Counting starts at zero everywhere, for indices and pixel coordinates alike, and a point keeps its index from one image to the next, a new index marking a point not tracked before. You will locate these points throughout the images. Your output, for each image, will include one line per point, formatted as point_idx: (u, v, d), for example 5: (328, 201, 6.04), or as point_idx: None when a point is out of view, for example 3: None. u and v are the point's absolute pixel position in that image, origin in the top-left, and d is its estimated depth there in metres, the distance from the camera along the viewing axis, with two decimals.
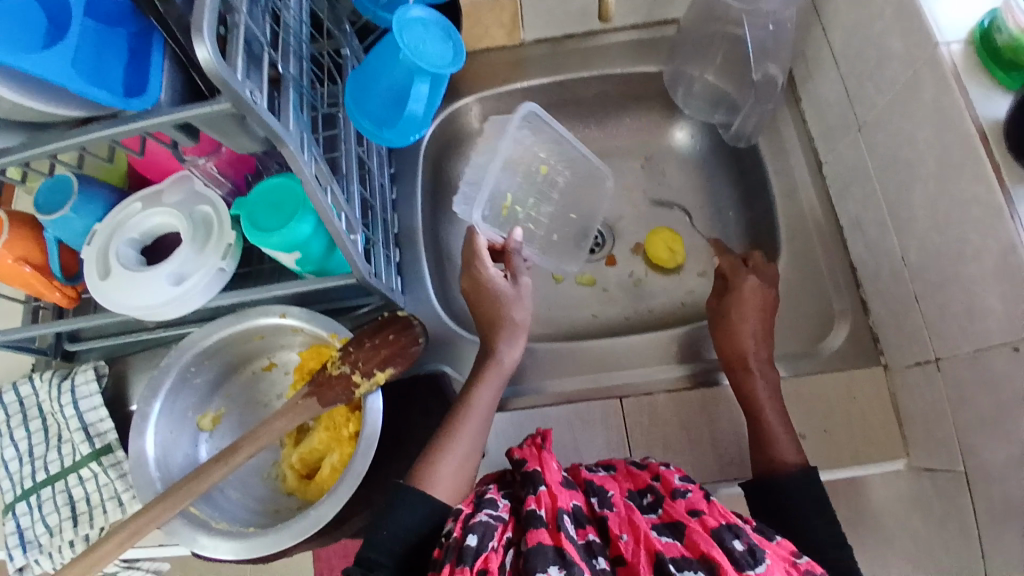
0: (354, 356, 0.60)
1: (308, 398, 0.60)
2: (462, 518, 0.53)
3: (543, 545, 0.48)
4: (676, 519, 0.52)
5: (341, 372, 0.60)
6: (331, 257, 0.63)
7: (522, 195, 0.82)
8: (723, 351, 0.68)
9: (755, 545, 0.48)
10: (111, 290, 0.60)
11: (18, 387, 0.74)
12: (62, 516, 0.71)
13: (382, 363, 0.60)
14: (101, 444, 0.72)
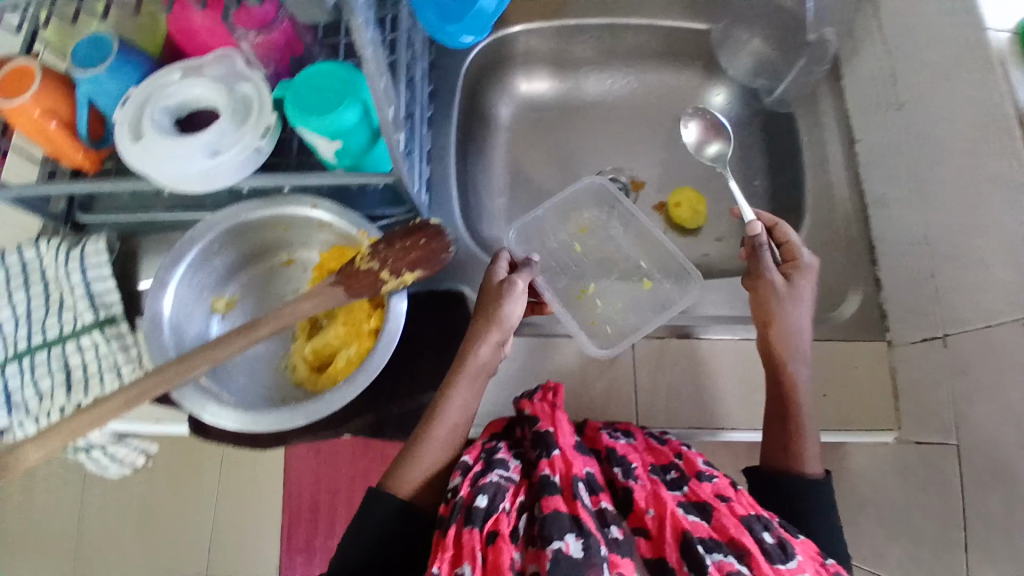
0: (385, 253, 0.59)
1: (335, 288, 0.58)
2: (473, 474, 0.54)
3: (559, 512, 0.49)
4: (703, 500, 0.54)
5: (368, 267, 0.59)
6: (369, 154, 0.62)
7: (610, 292, 0.75)
8: (767, 341, 0.66)
9: (784, 539, 0.51)
10: (142, 157, 0.59)
11: (22, 250, 0.73)
12: (56, 382, 0.69)
13: (411, 264, 0.59)
14: (105, 315, 0.70)
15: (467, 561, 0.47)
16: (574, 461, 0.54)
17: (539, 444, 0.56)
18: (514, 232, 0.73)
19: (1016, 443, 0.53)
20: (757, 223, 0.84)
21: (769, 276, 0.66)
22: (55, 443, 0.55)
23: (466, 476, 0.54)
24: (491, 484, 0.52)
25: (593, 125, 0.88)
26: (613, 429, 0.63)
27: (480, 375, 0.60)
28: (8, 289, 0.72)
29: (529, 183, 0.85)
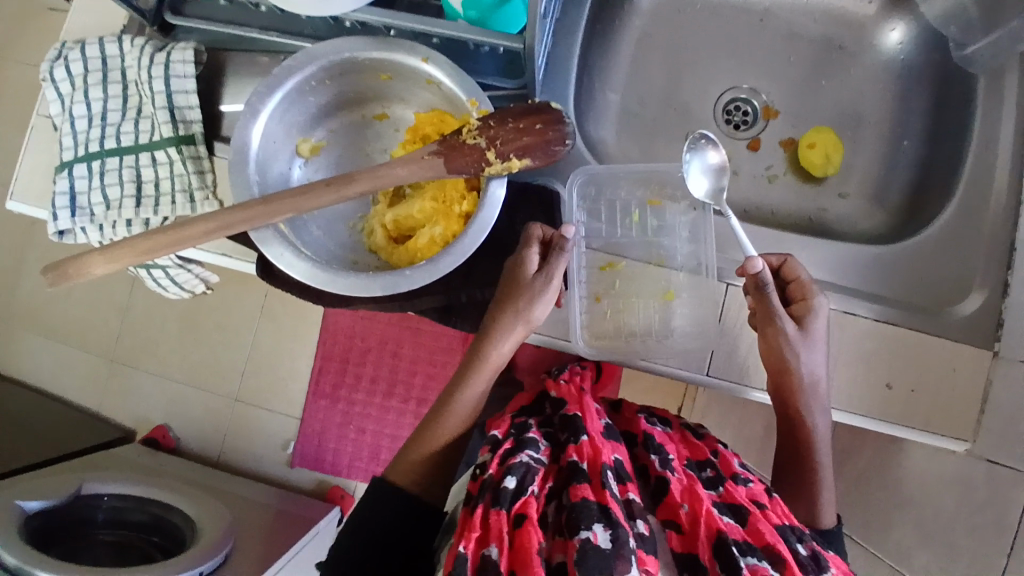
0: (494, 132, 0.54)
1: (434, 157, 0.54)
2: (503, 453, 0.52)
3: (587, 501, 0.46)
4: (738, 502, 0.50)
5: (473, 142, 0.54)
6: (499, 10, 0.55)
7: (636, 279, 0.64)
8: (775, 379, 0.61)
9: (820, 553, 0.48)
10: None
11: (103, 44, 0.66)
12: (125, 192, 0.65)
13: (518, 150, 0.55)
14: (185, 133, 0.65)
15: (494, 542, 0.44)
16: (603, 449, 0.51)
17: (568, 428, 0.54)
18: (577, 179, 0.65)
19: None
20: (891, 189, 0.75)
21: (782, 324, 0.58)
22: (126, 258, 0.52)
23: (494, 454, 0.52)
24: (520, 465, 0.49)
25: (739, 36, 0.78)
26: (649, 414, 0.65)
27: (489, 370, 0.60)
28: (83, 84, 0.66)
29: (649, 89, 0.77)
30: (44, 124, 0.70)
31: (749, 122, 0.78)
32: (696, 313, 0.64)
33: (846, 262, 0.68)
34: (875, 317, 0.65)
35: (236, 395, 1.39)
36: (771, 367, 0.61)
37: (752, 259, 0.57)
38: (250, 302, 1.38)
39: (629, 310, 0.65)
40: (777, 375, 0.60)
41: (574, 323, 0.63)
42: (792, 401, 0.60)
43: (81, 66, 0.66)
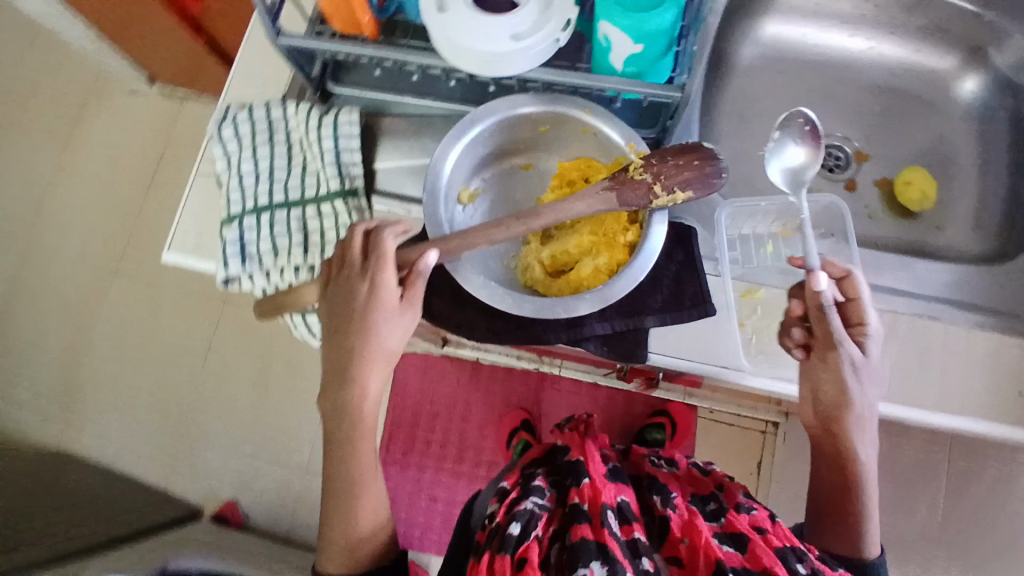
0: (659, 167, 0.59)
1: (608, 193, 0.59)
2: (512, 502, 0.61)
3: (585, 540, 0.54)
4: (738, 531, 0.59)
5: (641, 177, 0.59)
6: (656, 64, 0.61)
7: (778, 303, 0.68)
8: (824, 410, 0.63)
9: (819, 569, 0.54)
10: (442, 32, 0.59)
11: (270, 107, 0.74)
12: (294, 241, 0.72)
13: (681, 184, 0.59)
14: (349, 186, 0.71)
15: None
16: (598, 488, 0.60)
17: (572, 473, 0.64)
18: (726, 211, 0.71)
19: None
20: (988, 218, 0.80)
21: (840, 348, 0.60)
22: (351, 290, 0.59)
23: (505, 505, 0.61)
24: (525, 512, 0.58)
25: (828, 88, 0.86)
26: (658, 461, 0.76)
27: (378, 361, 0.62)
28: (252, 144, 0.74)
29: (753, 137, 0.83)
30: (204, 181, 0.76)
31: (842, 165, 0.83)
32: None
33: (965, 282, 0.72)
34: (1004, 331, 0.67)
35: (308, 463, 1.37)
36: (826, 398, 0.63)
37: (816, 273, 0.59)
38: None
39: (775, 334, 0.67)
40: (829, 409, 0.63)
41: (730, 346, 0.66)
42: (838, 427, 0.63)
43: (248, 126, 0.74)
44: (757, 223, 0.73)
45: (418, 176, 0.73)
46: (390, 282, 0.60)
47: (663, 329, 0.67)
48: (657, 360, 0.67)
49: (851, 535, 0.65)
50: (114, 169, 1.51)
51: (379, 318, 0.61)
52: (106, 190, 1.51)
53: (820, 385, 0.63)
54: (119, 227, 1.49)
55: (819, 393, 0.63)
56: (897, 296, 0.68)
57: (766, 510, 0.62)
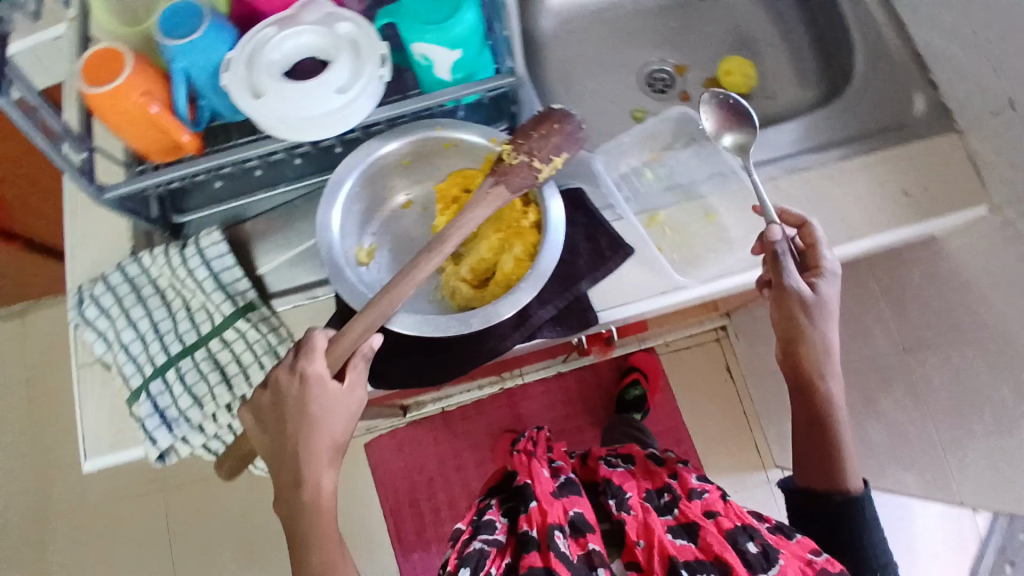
0: (528, 145, 0.61)
1: (498, 187, 0.60)
2: (466, 545, 0.72)
3: (534, 567, 0.66)
4: (690, 522, 0.72)
5: (518, 161, 0.60)
6: (480, 61, 0.63)
7: (680, 216, 0.72)
8: (789, 350, 0.69)
9: (766, 549, 0.66)
10: (267, 115, 0.57)
11: (125, 267, 0.70)
12: (213, 382, 0.67)
13: (554, 151, 0.62)
14: (243, 302, 0.68)
15: None
16: (546, 509, 0.72)
17: (522, 499, 0.76)
18: (600, 159, 0.74)
19: None
20: (806, 70, 0.90)
21: (794, 289, 0.65)
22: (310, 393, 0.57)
23: (459, 548, 0.72)
24: (474, 553, 0.69)
25: (631, 24, 0.93)
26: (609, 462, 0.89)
27: (331, 456, 0.60)
28: (124, 310, 0.69)
29: (588, 91, 0.88)
30: (88, 371, 0.70)
31: (670, 84, 0.90)
32: (738, 208, 0.72)
33: (821, 125, 0.78)
34: (864, 150, 0.75)
35: None
36: (783, 333, 0.68)
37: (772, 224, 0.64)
38: None
39: (688, 245, 0.72)
40: (790, 343, 0.68)
41: (661, 270, 0.69)
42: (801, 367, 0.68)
43: (110, 296, 0.69)
44: (630, 158, 0.77)
45: (307, 261, 0.71)
46: (327, 374, 0.58)
47: (598, 286, 0.70)
48: (608, 316, 0.69)
49: (834, 478, 0.71)
50: None
51: (325, 414, 0.59)
52: None
53: (788, 338, 0.67)
54: (18, 471, 1.34)
55: (782, 332, 0.68)
56: (769, 166, 0.75)
57: (715, 491, 0.76)
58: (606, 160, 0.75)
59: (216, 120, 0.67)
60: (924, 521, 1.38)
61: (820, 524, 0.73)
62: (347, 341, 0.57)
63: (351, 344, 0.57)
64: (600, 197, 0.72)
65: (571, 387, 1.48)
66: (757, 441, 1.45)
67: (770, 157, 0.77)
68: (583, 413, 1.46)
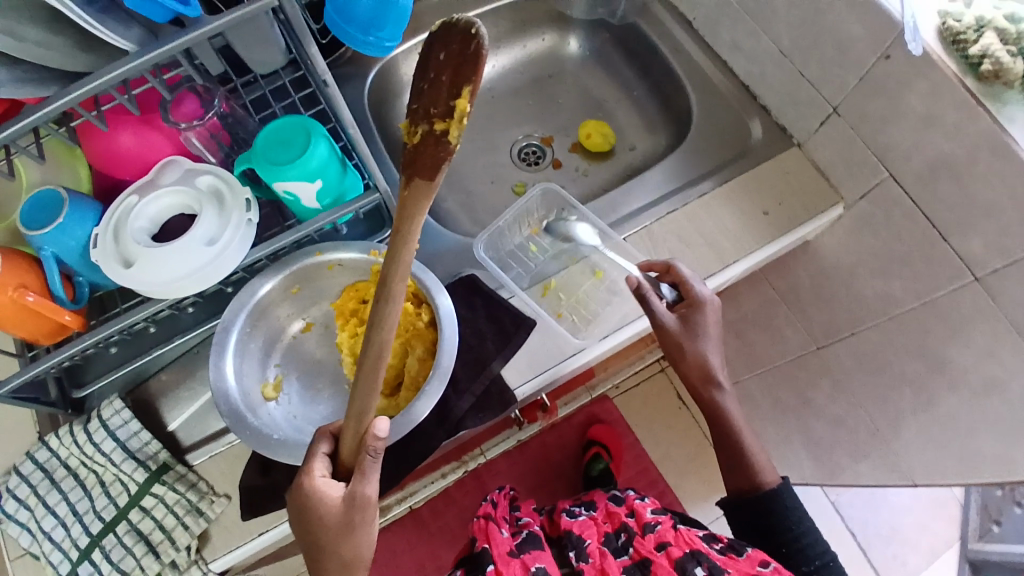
0: (420, 107, 0.43)
1: (411, 183, 0.44)
2: None
3: None
4: (645, 556, 0.76)
5: (422, 134, 0.43)
6: (344, 180, 0.66)
7: (568, 282, 0.77)
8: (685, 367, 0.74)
9: (711, 569, 0.71)
10: (143, 281, 0.58)
11: (34, 454, 0.67)
12: (139, 554, 0.65)
13: (456, 92, 0.42)
14: (157, 465, 0.67)
15: None
16: (502, 571, 0.74)
17: (480, 562, 0.77)
18: (483, 244, 0.77)
19: (939, 146, 0.67)
20: (655, 115, 0.96)
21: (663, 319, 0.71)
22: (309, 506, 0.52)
23: None
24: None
25: (492, 111, 0.99)
26: (574, 505, 0.89)
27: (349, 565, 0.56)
28: (38, 498, 0.66)
29: (468, 180, 0.94)
30: (20, 562, 0.68)
31: (541, 155, 0.97)
32: (622, 263, 0.76)
33: (677, 167, 0.84)
34: (721, 182, 0.82)
35: None
36: (671, 351, 0.73)
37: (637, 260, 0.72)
38: None
39: (583, 306, 0.76)
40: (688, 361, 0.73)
41: (562, 335, 0.72)
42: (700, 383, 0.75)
43: (25, 486, 0.67)
44: (512, 236, 0.81)
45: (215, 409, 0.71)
46: (329, 488, 0.52)
47: (510, 363, 0.72)
48: (525, 389, 0.71)
49: (747, 487, 0.78)
50: None
51: (333, 531, 0.53)
52: None
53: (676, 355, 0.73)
54: None
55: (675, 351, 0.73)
56: (640, 214, 0.80)
57: (667, 518, 0.80)
58: (493, 244, 0.78)
59: (98, 292, 0.68)
60: (896, 498, 1.41)
61: (763, 530, 0.77)
62: (346, 448, 0.52)
63: (353, 451, 0.52)
64: (492, 277, 0.75)
65: (534, 451, 1.48)
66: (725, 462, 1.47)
67: (645, 203, 0.82)
68: (554, 476, 1.45)
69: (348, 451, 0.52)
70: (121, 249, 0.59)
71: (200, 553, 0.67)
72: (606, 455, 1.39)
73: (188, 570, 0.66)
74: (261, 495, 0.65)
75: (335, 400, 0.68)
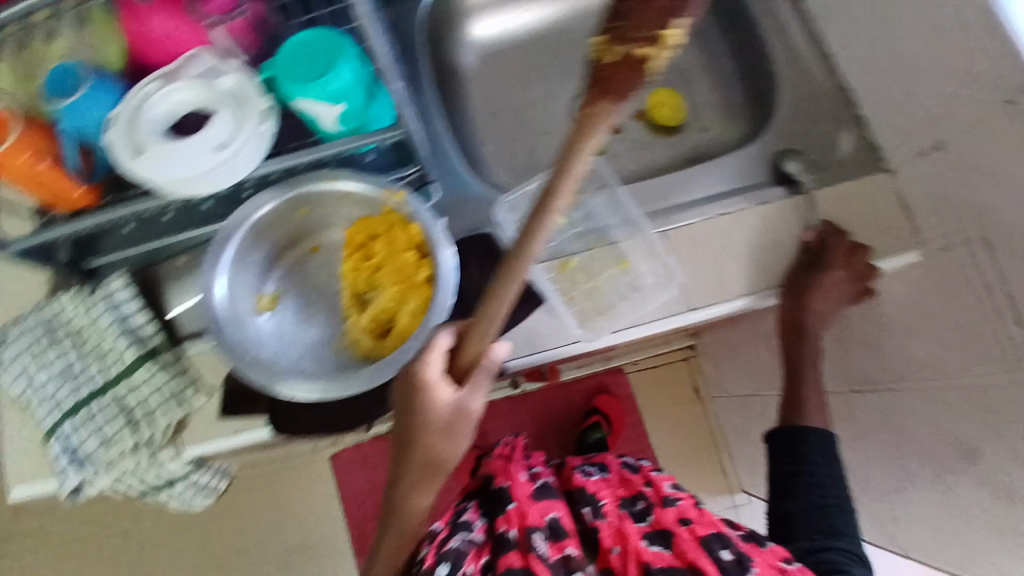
0: (626, 30, 0.46)
1: (604, 100, 0.46)
2: (438, 541, 0.62)
3: (512, 569, 0.57)
4: (665, 528, 0.62)
5: (621, 56, 0.46)
6: (371, 108, 0.62)
7: (590, 265, 0.72)
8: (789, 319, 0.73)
9: (741, 555, 0.58)
10: (149, 174, 0.57)
11: (43, 309, 0.70)
12: (119, 425, 0.67)
13: (660, 21, 0.46)
14: (149, 347, 0.69)
15: None
16: (526, 510, 0.62)
17: (496, 500, 0.65)
18: (504, 206, 0.73)
19: None
20: (740, 101, 0.88)
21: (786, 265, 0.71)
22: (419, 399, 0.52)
23: (432, 545, 0.61)
24: (452, 551, 0.59)
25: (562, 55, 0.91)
26: (586, 466, 0.74)
27: (428, 471, 0.55)
28: (39, 352, 0.70)
29: (518, 125, 0.87)
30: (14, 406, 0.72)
31: None
32: (651, 260, 0.70)
33: (743, 166, 0.76)
34: (786, 195, 0.73)
35: None
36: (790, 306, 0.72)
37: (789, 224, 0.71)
38: (260, 511, 1.40)
39: (597, 294, 0.71)
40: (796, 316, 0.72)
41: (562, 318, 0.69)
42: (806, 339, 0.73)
43: (28, 338, 0.70)
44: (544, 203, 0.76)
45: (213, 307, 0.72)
46: (444, 382, 0.53)
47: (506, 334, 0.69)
48: (514, 363, 0.69)
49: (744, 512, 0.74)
50: None
51: (431, 429, 0.53)
52: None
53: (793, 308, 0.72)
54: None
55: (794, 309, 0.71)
56: (687, 207, 0.73)
57: (691, 496, 0.65)
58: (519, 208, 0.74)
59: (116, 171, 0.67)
60: None
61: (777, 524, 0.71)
62: (469, 349, 0.53)
63: (475, 354, 0.52)
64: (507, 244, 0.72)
65: (537, 403, 1.48)
66: (721, 463, 1.44)
67: (699, 198, 0.74)
68: (551, 432, 1.46)
69: (472, 353, 0.53)
70: (132, 135, 0.58)
71: (179, 435, 0.69)
72: (604, 427, 1.38)
73: (163, 449, 0.68)
74: (240, 397, 0.68)
75: (326, 329, 0.68)
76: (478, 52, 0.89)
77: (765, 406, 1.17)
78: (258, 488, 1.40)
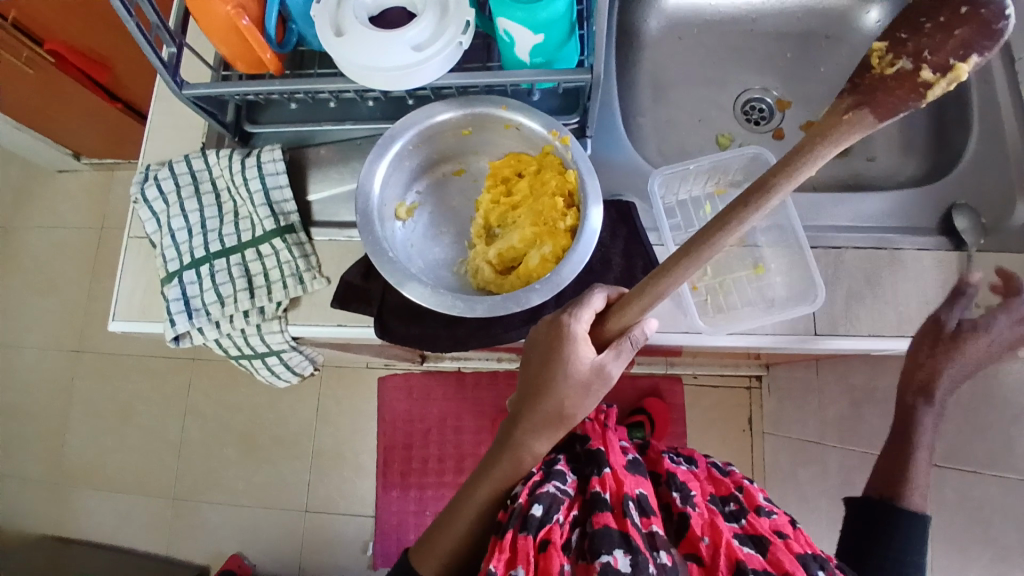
0: (915, 44, 0.39)
1: (860, 111, 0.37)
2: (531, 482, 0.58)
3: (608, 528, 0.54)
4: (758, 533, 0.62)
5: (895, 70, 0.38)
6: (564, 49, 0.62)
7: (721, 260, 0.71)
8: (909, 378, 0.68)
9: None
10: (344, 55, 0.59)
11: (191, 160, 0.73)
12: (237, 287, 0.69)
13: (956, 53, 0.38)
14: (285, 223, 0.71)
15: (522, 564, 0.50)
16: (626, 479, 0.60)
17: (594, 462, 0.63)
18: (658, 177, 0.70)
19: None
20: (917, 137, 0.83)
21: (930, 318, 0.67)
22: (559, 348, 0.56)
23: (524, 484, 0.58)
24: (547, 494, 0.55)
25: (740, 47, 0.88)
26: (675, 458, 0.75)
27: (555, 420, 0.57)
28: (178, 199, 0.72)
29: (676, 105, 0.86)
30: (137, 244, 0.74)
31: (767, 117, 0.86)
32: (790, 274, 0.68)
33: (908, 206, 0.73)
34: (949, 247, 0.70)
35: (306, 503, 1.41)
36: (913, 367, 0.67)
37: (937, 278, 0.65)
38: (304, 407, 1.45)
39: (723, 292, 0.70)
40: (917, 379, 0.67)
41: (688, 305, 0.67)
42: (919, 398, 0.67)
43: (172, 183, 0.72)
44: (693, 185, 0.73)
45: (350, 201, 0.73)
46: (586, 340, 0.56)
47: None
48: None
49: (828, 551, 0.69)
50: (70, 258, 1.53)
51: (569, 381, 0.56)
52: (57, 285, 1.53)
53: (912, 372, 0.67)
54: (72, 321, 1.51)
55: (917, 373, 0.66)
56: (840, 233, 0.70)
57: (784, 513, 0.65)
58: (669, 183, 0.72)
59: (302, 45, 0.70)
60: None
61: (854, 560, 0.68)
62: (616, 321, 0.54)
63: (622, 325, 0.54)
64: (648, 219, 0.70)
65: None
66: None
67: (854, 226, 0.71)
68: None
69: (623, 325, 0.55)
70: (340, 16, 0.60)
71: (286, 313, 0.71)
72: (647, 427, 1.37)
73: (270, 321, 0.70)
74: (354, 293, 0.69)
75: (451, 251, 0.69)
76: (658, 22, 0.87)
77: (826, 456, 1.14)
78: (310, 386, 1.46)
